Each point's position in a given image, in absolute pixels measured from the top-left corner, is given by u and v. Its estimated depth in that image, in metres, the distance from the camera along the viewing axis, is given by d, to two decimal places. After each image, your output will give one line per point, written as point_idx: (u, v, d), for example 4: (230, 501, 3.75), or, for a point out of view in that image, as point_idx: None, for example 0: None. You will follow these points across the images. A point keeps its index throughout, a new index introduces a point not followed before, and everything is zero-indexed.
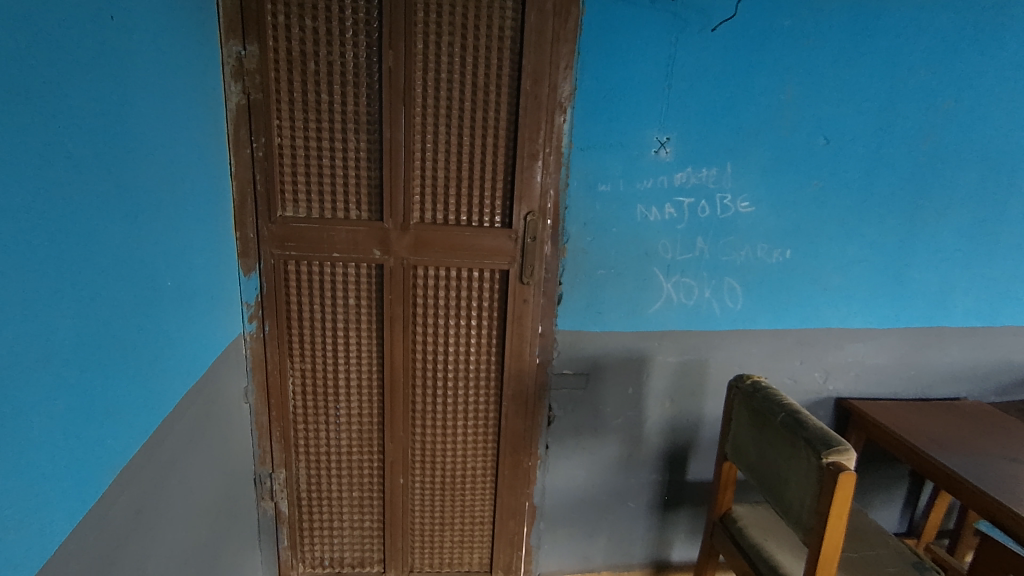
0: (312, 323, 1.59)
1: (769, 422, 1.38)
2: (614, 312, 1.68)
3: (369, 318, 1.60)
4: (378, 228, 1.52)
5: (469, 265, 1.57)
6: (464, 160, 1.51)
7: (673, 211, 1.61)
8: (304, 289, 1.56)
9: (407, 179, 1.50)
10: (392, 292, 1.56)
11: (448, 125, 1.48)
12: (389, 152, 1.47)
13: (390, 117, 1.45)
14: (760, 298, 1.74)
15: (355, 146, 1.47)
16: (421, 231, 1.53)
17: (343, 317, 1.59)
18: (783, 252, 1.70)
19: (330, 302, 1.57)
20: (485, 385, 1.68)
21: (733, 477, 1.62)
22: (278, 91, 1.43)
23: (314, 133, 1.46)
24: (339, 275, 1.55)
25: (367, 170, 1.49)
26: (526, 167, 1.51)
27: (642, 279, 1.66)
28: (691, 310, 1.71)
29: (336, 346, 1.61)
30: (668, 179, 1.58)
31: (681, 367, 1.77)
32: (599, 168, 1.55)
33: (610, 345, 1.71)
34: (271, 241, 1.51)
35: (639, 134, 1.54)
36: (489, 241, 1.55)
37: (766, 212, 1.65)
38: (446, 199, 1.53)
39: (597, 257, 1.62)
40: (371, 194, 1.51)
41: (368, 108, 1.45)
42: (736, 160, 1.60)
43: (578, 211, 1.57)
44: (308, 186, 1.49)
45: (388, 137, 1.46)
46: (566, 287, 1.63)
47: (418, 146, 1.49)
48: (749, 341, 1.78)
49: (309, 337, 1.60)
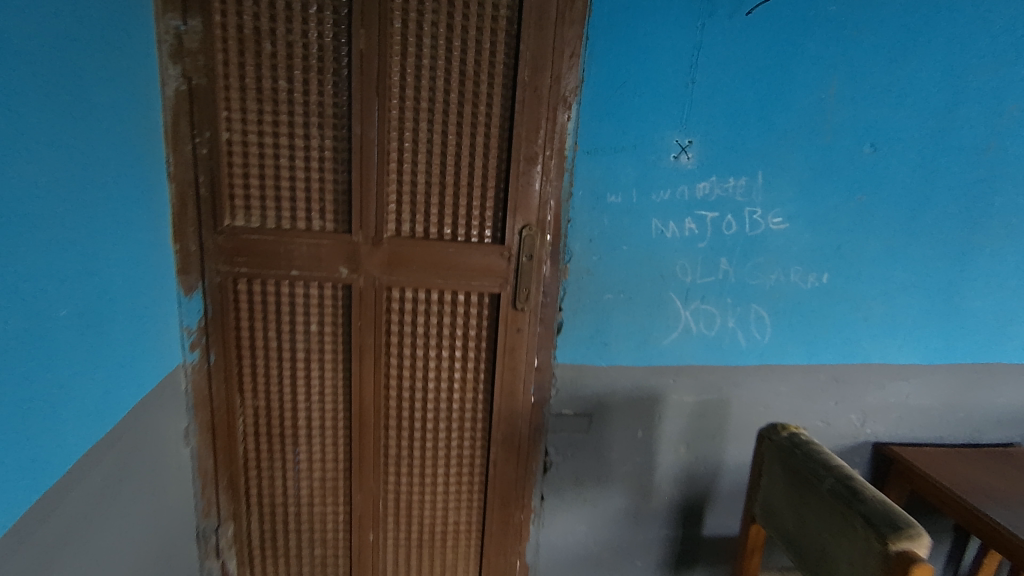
0: (265, 352, 1.34)
1: (812, 488, 1.14)
2: (622, 344, 1.44)
3: (334, 347, 1.35)
4: (345, 242, 1.28)
5: (453, 287, 1.32)
6: (449, 162, 1.27)
7: (693, 226, 1.38)
8: (257, 312, 1.32)
9: (380, 185, 1.26)
10: (362, 317, 1.32)
11: (431, 121, 1.25)
12: (360, 152, 1.23)
13: (361, 111, 1.22)
14: (792, 329, 1.50)
15: (319, 143, 1.24)
16: (397, 248, 1.29)
17: (304, 345, 1.34)
18: (819, 277, 1.47)
19: (287, 328, 1.33)
20: (471, 426, 1.44)
21: (761, 540, 1.37)
22: (227, 75, 1.19)
23: (270, 127, 1.22)
24: (299, 297, 1.31)
25: (333, 173, 1.26)
26: (523, 172, 1.28)
27: (655, 305, 1.42)
28: (711, 342, 1.47)
29: (293, 379, 1.37)
30: (689, 190, 1.35)
31: (698, 407, 1.53)
32: (607, 175, 1.31)
33: (617, 381, 1.47)
34: (217, 255, 1.27)
35: (656, 136, 1.31)
36: (477, 259, 1.31)
37: (801, 230, 1.42)
38: (427, 209, 1.30)
39: (604, 279, 1.38)
40: (337, 202, 1.28)
41: (334, 100, 1.22)
42: (769, 169, 1.37)
43: (583, 225, 1.33)
44: (262, 191, 1.25)
45: (358, 134, 1.22)
46: (567, 313, 1.39)
47: (395, 146, 1.25)
48: (777, 378, 1.54)
49: (263, 369, 1.36)
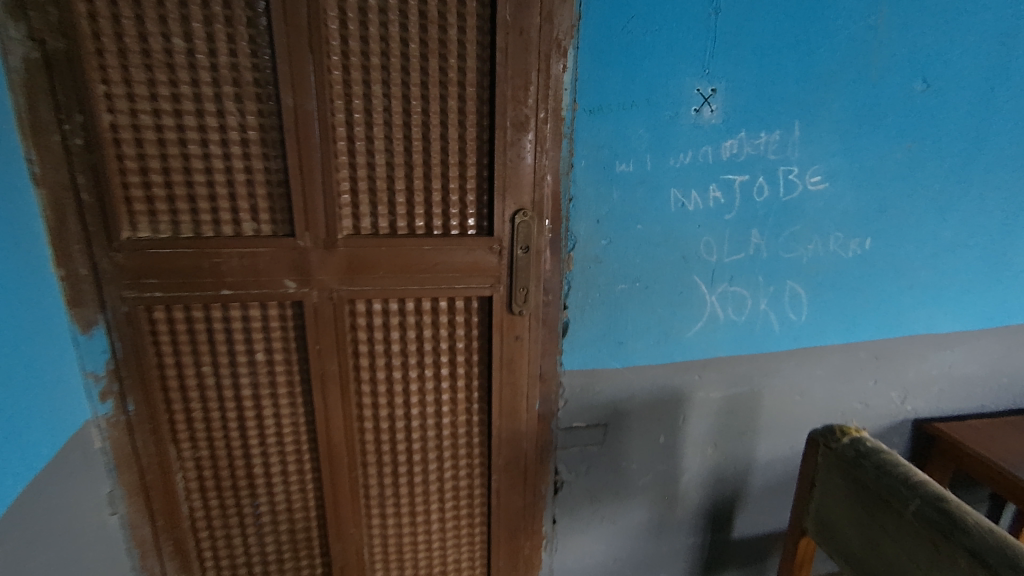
0: (201, 393, 1.06)
1: (890, 507, 0.94)
2: (640, 341, 1.20)
3: (289, 379, 1.08)
4: (289, 248, 0.98)
5: (433, 294, 1.05)
6: (416, 135, 0.97)
7: (718, 195, 1.13)
8: (184, 344, 1.03)
9: (327, 172, 0.95)
10: (321, 340, 1.04)
11: (387, 82, 0.94)
12: (296, 130, 0.92)
13: (293, 75, 0.90)
14: (830, 305, 1.29)
15: (239, 121, 0.92)
16: (357, 251, 1.00)
17: (250, 380, 1.07)
18: (861, 242, 1.25)
19: (226, 360, 1.05)
20: (466, 453, 1.20)
21: (812, 554, 1.18)
22: (98, 34, 0.86)
23: (169, 103, 0.90)
24: (237, 322, 1.03)
25: (263, 159, 0.94)
26: (512, 142, 1.00)
27: (677, 292, 1.18)
28: (741, 329, 1.25)
29: (242, 421, 1.09)
30: (713, 151, 1.09)
31: (726, 403, 1.32)
32: (615, 139, 1.05)
33: (636, 385, 1.24)
34: (120, 278, 0.96)
35: (673, 86, 1.04)
36: (461, 257, 1.04)
37: (842, 190, 1.19)
38: (392, 198, 1.00)
39: (615, 267, 1.13)
40: (273, 197, 0.97)
41: (252, 61, 0.90)
42: (807, 118, 1.12)
43: (587, 203, 1.07)
44: (170, 189, 0.94)
45: (292, 107, 0.91)
46: (573, 311, 1.14)
47: (343, 118, 0.94)
48: (813, 362, 1.34)
49: (201, 413, 1.08)
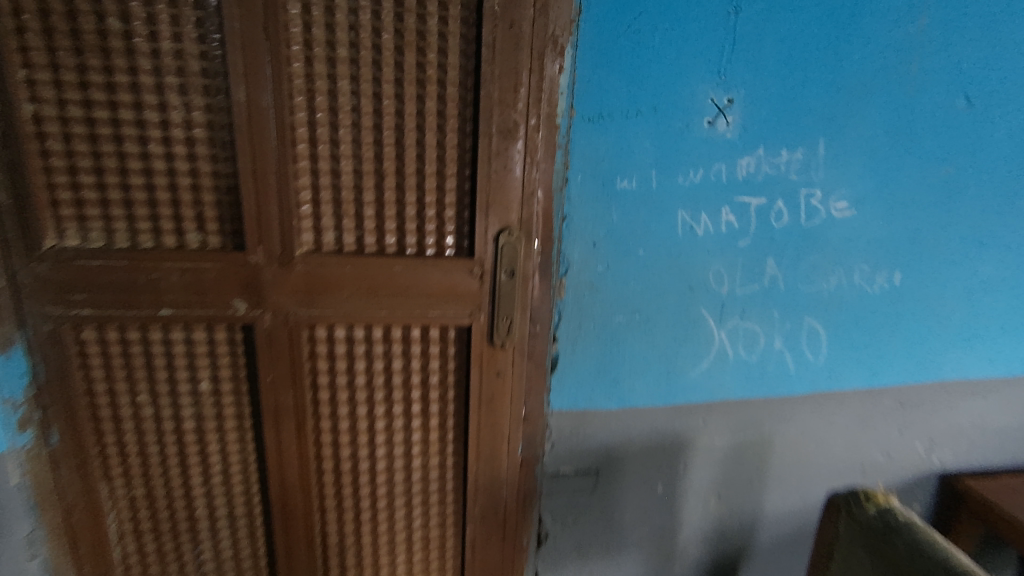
0: (135, 425, 0.92)
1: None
2: (638, 379, 1.07)
3: (238, 412, 0.94)
4: (238, 264, 0.85)
5: (404, 322, 0.92)
6: (388, 140, 0.84)
7: (731, 218, 1.00)
8: (117, 369, 0.89)
9: (283, 178, 0.82)
10: (274, 369, 0.91)
11: (356, 77, 0.81)
12: (248, 129, 0.79)
13: (246, 66, 0.77)
14: (852, 345, 1.15)
15: (184, 117, 0.79)
16: (318, 270, 0.87)
17: (192, 413, 0.93)
18: (889, 276, 1.12)
19: (165, 390, 0.91)
20: (438, 500, 1.06)
21: None
22: (20, 10, 0.74)
23: (102, 93, 0.78)
24: (178, 346, 0.89)
25: (211, 161, 0.82)
26: (498, 152, 0.86)
27: (681, 326, 1.05)
28: (752, 369, 1.12)
29: (182, 458, 0.96)
30: (727, 168, 0.97)
31: (732, 452, 1.19)
32: (615, 151, 0.92)
33: (632, 427, 1.11)
34: (42, 292, 0.83)
35: (684, 93, 0.92)
36: (437, 280, 0.91)
37: (871, 217, 1.06)
38: (360, 211, 0.87)
39: (613, 296, 1.00)
40: (222, 205, 0.84)
41: (199, 48, 0.77)
42: (834, 135, 0.99)
43: (583, 223, 0.95)
44: (102, 191, 0.82)
45: (244, 102, 0.78)
46: (563, 344, 1.01)
47: (305, 118, 0.81)
48: (831, 408, 1.20)
49: (136, 448, 0.94)
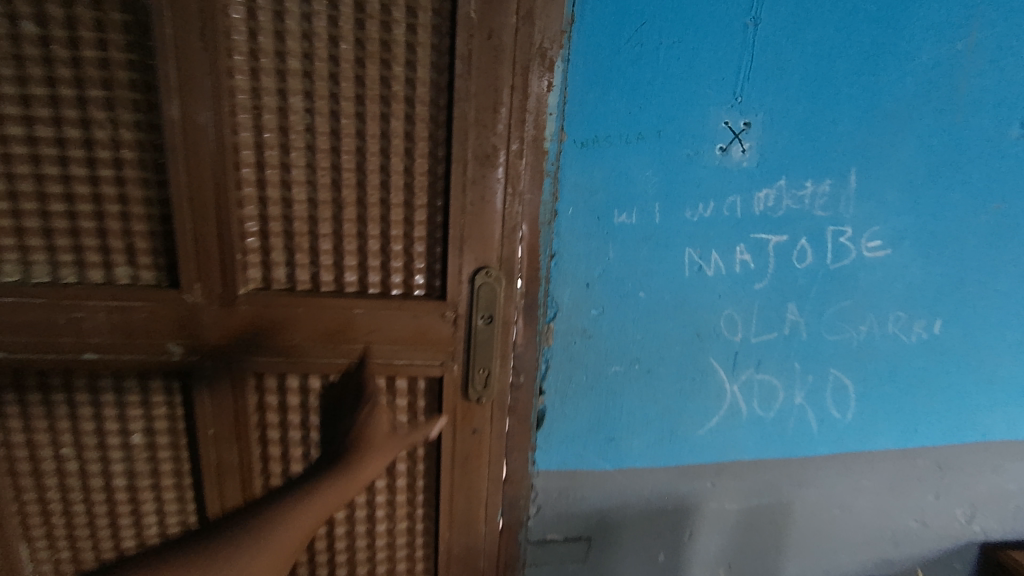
0: (59, 481, 0.81)
1: None
2: (638, 437, 0.94)
3: (176, 468, 0.83)
4: (174, 303, 0.74)
5: (365, 373, 0.80)
6: (348, 165, 0.73)
7: (747, 258, 0.87)
8: (38, 419, 0.78)
9: (224, 207, 0.71)
10: (216, 422, 0.80)
11: (310, 92, 0.70)
12: (183, 150, 0.68)
13: (181, 78, 0.66)
14: (884, 401, 1.01)
15: (111, 136, 0.69)
16: (265, 312, 0.76)
17: (124, 468, 0.82)
18: (929, 325, 0.98)
19: (90, 442, 0.80)
20: (407, 567, 0.94)
21: None
22: None
23: (15, 106, 0.67)
24: (107, 393, 0.78)
25: (143, 187, 0.71)
26: (475, 180, 0.75)
27: (688, 378, 0.92)
28: (769, 428, 0.98)
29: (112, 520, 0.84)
30: (743, 202, 0.84)
31: (746, 517, 1.04)
32: (613, 181, 0.80)
33: (629, 491, 0.97)
34: None
35: (692, 116, 0.79)
36: (404, 325, 0.79)
37: (908, 258, 0.92)
38: (315, 244, 0.76)
39: (609, 344, 0.88)
40: (156, 237, 0.73)
41: (127, 57, 0.66)
42: (867, 165, 0.86)
43: (574, 261, 0.83)
44: (18, 219, 0.71)
45: (178, 120, 0.67)
46: (551, 397, 0.89)
47: (251, 139, 0.70)
48: (858, 471, 1.06)
49: (61, 507, 0.82)
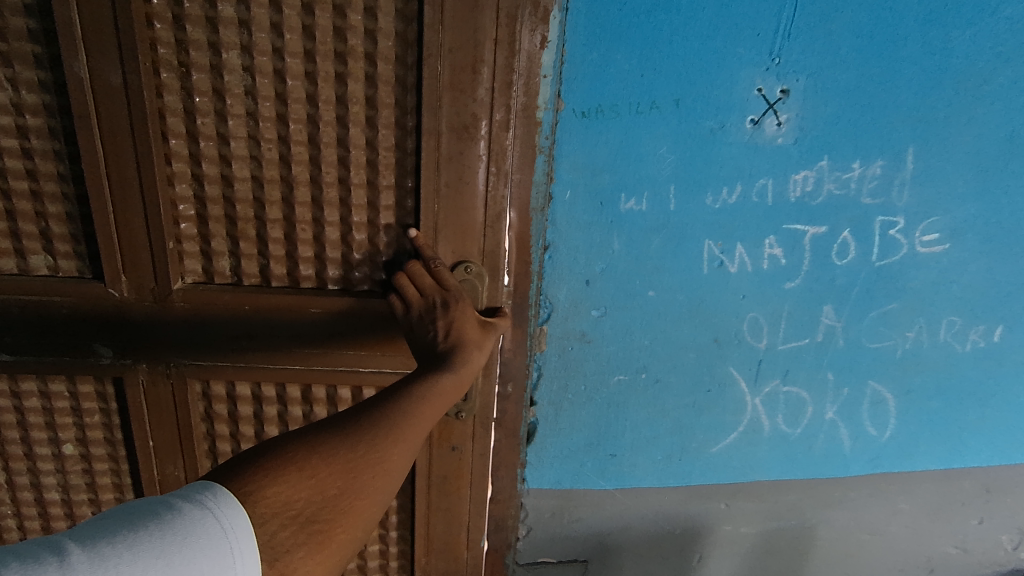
0: (10, 480, 0.85)
1: None
2: (642, 455, 0.83)
3: (113, 467, 0.85)
4: (96, 294, 0.72)
5: (318, 380, 0.76)
6: (297, 137, 0.67)
7: (777, 253, 0.74)
8: None
9: (149, 187, 0.67)
10: (155, 418, 0.79)
11: (248, 47, 0.63)
12: (88, 126, 0.64)
13: (95, 40, 0.61)
14: (929, 417, 0.88)
15: (15, 111, 0.66)
16: (202, 314, 0.73)
17: (62, 469, 0.84)
18: (987, 333, 0.84)
19: (51, 419, 0.81)
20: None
21: None
22: None
23: None
24: (34, 397, 0.80)
25: (55, 167, 0.69)
26: (449, 157, 0.67)
27: (703, 391, 0.80)
28: (794, 446, 0.86)
29: (77, 496, 0.86)
30: (776, 186, 0.71)
31: (764, 541, 0.93)
32: (621, 160, 0.67)
33: (633, 512, 0.86)
34: None
35: (720, 80, 0.65)
36: (352, 329, 0.74)
37: (970, 255, 0.78)
38: (263, 231, 0.71)
39: (612, 350, 0.76)
40: (72, 219, 0.71)
41: (26, 22, 0.63)
42: (928, 145, 0.72)
43: (570, 255, 0.71)
44: None
45: (88, 95, 0.63)
46: (543, 409, 0.78)
47: (179, 104, 0.65)
48: (894, 493, 0.93)
49: (11, 504, 0.86)
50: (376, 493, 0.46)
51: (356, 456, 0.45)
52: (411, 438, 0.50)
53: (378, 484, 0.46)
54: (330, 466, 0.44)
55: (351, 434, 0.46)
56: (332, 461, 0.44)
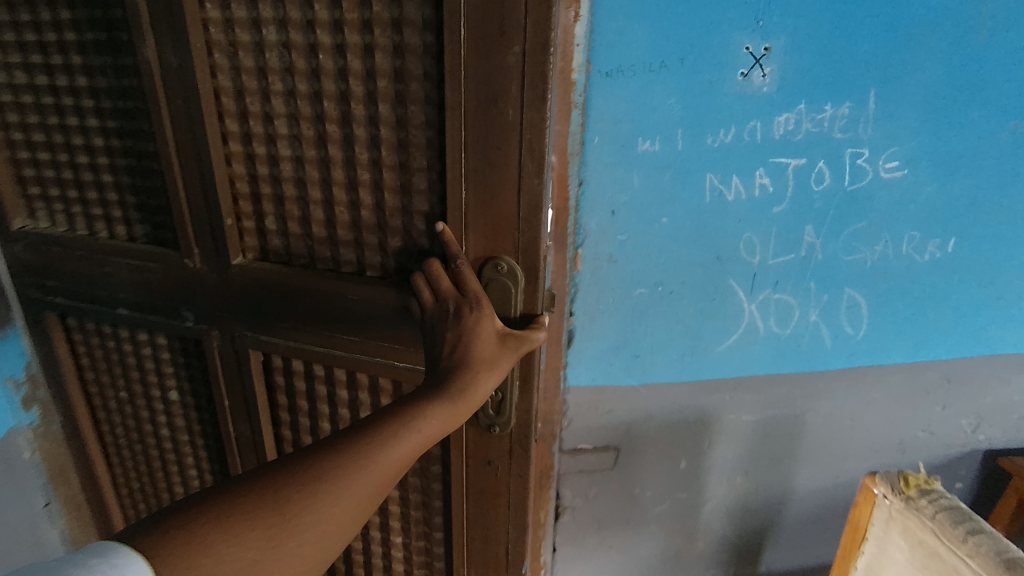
0: (134, 409, 1.09)
1: (942, 551, 0.80)
2: (659, 356, 1.01)
3: (200, 409, 1.05)
4: (171, 262, 0.91)
5: (352, 364, 0.90)
6: (331, 115, 0.78)
7: (766, 182, 0.91)
8: (104, 366, 1.07)
9: (208, 161, 0.83)
10: (227, 373, 0.98)
11: (281, 22, 0.76)
12: (166, 116, 0.82)
13: (164, 38, 0.78)
14: (896, 318, 1.07)
15: (117, 109, 0.88)
16: (251, 290, 0.89)
17: (167, 405, 1.07)
18: (942, 245, 1.01)
19: (157, 365, 1.04)
20: (425, 547, 1.03)
21: (854, 523, 0.94)
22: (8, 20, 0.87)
23: (65, 88, 0.89)
24: (144, 345, 1.03)
25: (144, 150, 0.89)
26: (479, 141, 0.72)
27: (709, 300, 0.98)
28: (784, 344, 1.05)
29: (178, 435, 1.09)
30: (763, 126, 0.87)
31: (762, 429, 1.13)
32: (638, 109, 0.84)
33: (653, 404, 1.06)
34: (25, 271, 1.00)
35: (714, 40, 0.81)
36: (371, 317, 0.85)
37: (924, 178, 0.95)
38: (308, 209, 0.85)
39: (633, 269, 0.94)
40: (155, 192, 0.91)
41: (119, 36, 0.82)
42: (887, 87, 0.88)
43: (599, 189, 0.88)
44: (76, 180, 0.95)
45: (160, 87, 0.81)
46: (579, 318, 0.96)
47: (230, 85, 0.81)
48: (868, 384, 1.13)
49: (136, 428, 1.11)
50: (305, 541, 0.52)
51: (290, 508, 0.51)
52: (359, 489, 0.56)
53: (308, 533, 0.52)
54: (263, 517, 0.50)
55: (290, 485, 0.52)
56: (264, 512, 0.50)
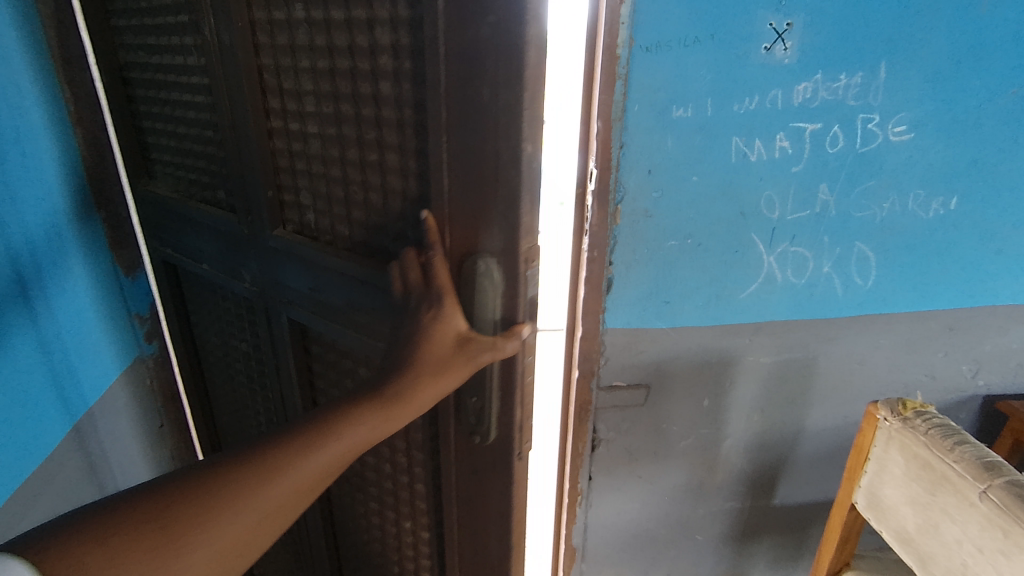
0: None
1: (932, 464, 0.94)
2: (686, 302, 1.14)
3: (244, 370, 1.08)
4: (230, 228, 0.91)
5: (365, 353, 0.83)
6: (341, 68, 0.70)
7: (786, 145, 1.03)
8: (181, 319, 1.14)
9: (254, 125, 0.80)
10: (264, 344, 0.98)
11: None
12: (224, 81, 0.80)
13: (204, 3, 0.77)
14: (904, 269, 1.18)
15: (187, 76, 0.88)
16: (283, 260, 0.86)
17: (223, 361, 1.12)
18: (946, 202, 1.12)
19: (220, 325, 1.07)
20: None
21: (858, 445, 1.07)
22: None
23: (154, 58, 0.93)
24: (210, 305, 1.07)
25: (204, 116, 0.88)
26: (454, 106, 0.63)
27: (732, 251, 1.11)
28: (800, 292, 1.17)
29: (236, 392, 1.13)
30: (784, 94, 0.99)
31: (778, 370, 1.26)
32: (674, 78, 0.96)
33: (680, 346, 1.19)
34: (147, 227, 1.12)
35: (743, 14, 0.93)
36: (368, 304, 0.78)
37: (929, 140, 1.06)
38: (332, 179, 0.78)
39: (665, 222, 1.06)
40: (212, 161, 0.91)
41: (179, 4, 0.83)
42: (897, 57, 0.98)
43: (639, 151, 1.01)
44: (168, 147, 0.99)
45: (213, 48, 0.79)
46: (618, 267, 1.09)
47: (266, 41, 0.76)
48: (876, 331, 1.24)
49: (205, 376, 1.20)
50: (197, 543, 0.49)
51: (182, 511, 0.49)
52: (262, 492, 0.53)
53: (202, 535, 0.49)
54: (147, 521, 0.48)
55: (184, 493, 0.50)
56: (146, 518, 0.48)
